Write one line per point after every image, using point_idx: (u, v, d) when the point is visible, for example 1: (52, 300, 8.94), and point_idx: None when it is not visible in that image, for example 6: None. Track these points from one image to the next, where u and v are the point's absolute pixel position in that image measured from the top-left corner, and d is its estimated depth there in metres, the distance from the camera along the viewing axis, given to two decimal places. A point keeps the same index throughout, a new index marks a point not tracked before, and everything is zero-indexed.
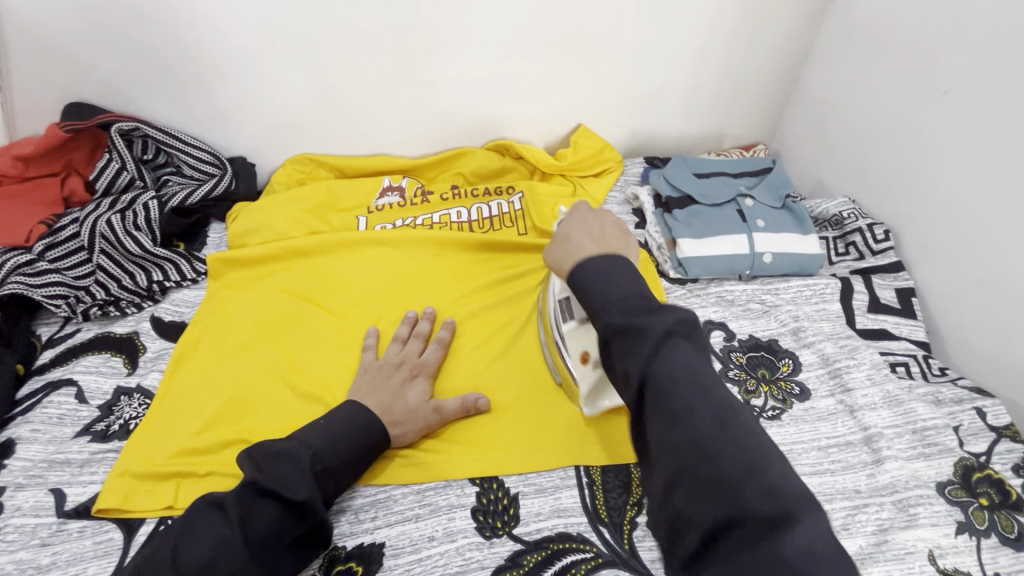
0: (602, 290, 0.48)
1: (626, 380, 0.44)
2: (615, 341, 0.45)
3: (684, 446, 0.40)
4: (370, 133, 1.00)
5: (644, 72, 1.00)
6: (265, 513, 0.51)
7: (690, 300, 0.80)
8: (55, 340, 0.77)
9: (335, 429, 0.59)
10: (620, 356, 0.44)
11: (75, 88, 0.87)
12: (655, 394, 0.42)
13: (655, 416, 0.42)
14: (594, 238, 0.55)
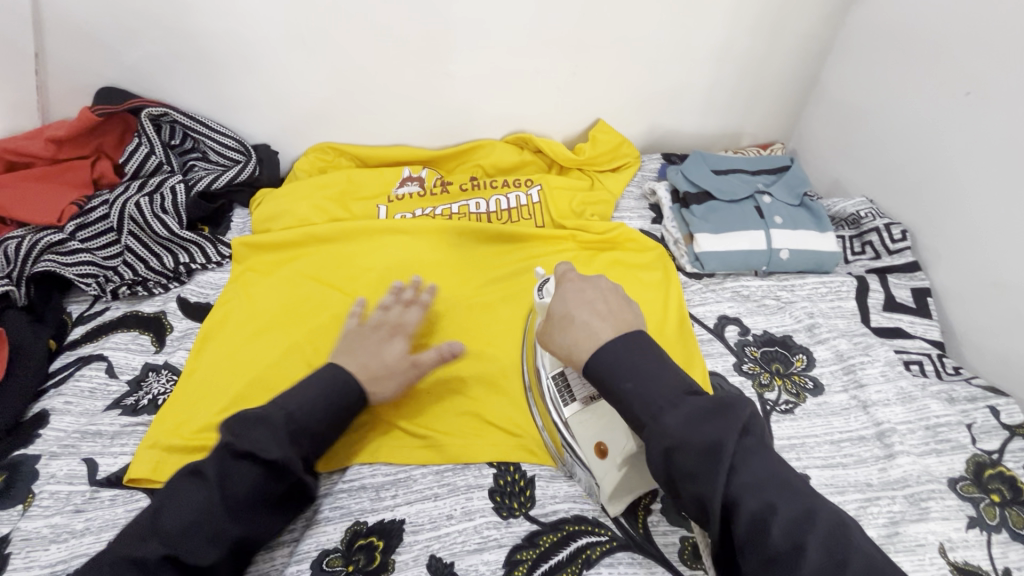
0: (643, 402, 0.49)
1: (701, 507, 0.45)
2: (681, 467, 0.46)
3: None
4: (391, 123, 1.01)
5: (663, 68, 1.01)
6: (244, 476, 0.53)
7: (705, 294, 0.82)
8: (85, 317, 0.80)
9: (311, 395, 0.60)
10: (688, 481, 0.46)
11: (107, 73, 0.89)
12: (745, 521, 0.43)
13: (751, 550, 0.43)
14: (603, 317, 0.56)
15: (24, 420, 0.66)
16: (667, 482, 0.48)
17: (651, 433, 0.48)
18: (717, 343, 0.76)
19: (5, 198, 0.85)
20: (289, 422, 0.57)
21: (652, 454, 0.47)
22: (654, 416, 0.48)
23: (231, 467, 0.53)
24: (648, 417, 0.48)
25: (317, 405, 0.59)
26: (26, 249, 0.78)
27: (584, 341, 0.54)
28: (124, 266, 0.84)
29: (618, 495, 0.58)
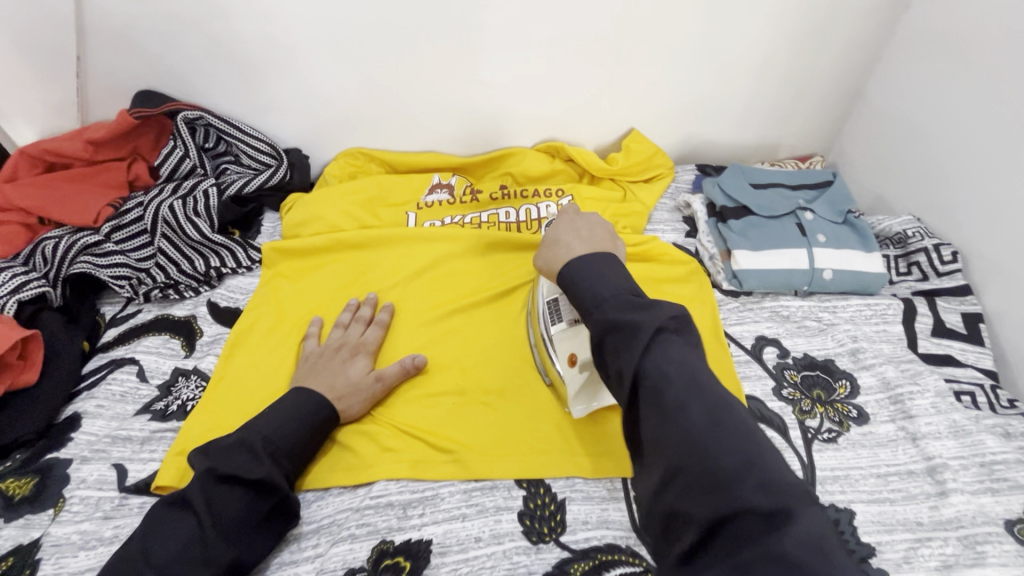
0: (593, 289, 0.52)
1: (619, 379, 0.47)
2: (607, 336, 0.48)
3: (677, 433, 0.42)
4: (422, 129, 1.00)
5: (701, 78, 0.98)
6: (232, 499, 0.54)
7: (742, 313, 0.80)
8: (117, 319, 0.80)
9: (285, 416, 0.61)
10: (612, 351, 0.47)
11: (146, 77, 0.90)
12: (648, 386, 0.44)
13: (652, 411, 0.44)
14: (582, 242, 0.61)
15: (56, 422, 0.67)
16: (593, 341, 0.49)
17: (589, 314, 0.50)
18: (754, 365, 0.74)
19: (43, 198, 0.86)
20: (265, 442, 0.58)
21: (590, 346, 0.50)
22: (598, 302, 0.51)
23: (217, 490, 0.54)
24: (594, 300, 0.51)
25: (288, 424, 0.61)
26: (62, 251, 0.79)
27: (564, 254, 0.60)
28: (157, 268, 0.84)
29: (580, 397, 0.65)
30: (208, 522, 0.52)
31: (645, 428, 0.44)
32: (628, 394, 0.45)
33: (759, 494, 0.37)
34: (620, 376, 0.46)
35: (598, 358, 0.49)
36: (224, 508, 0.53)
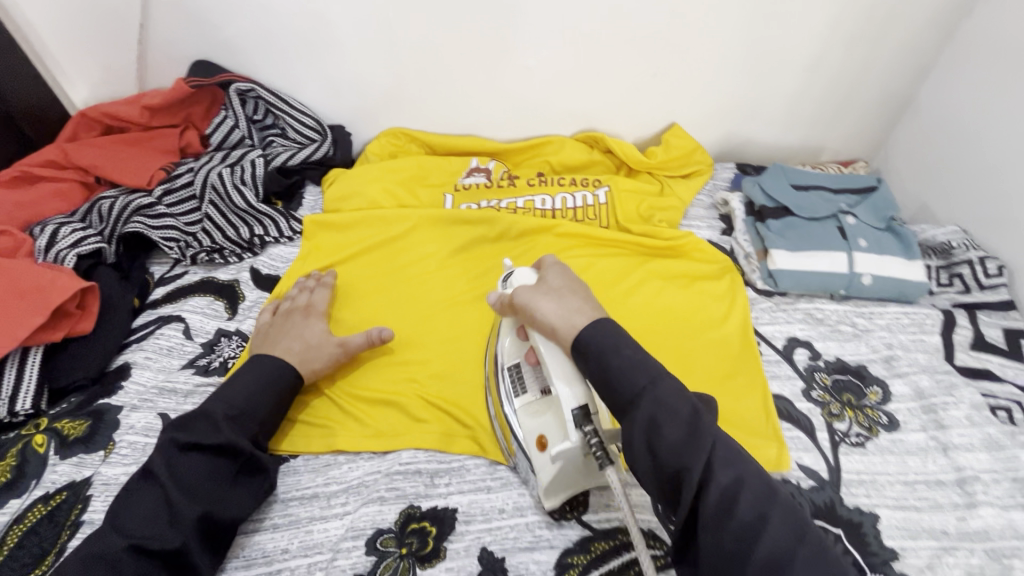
0: (628, 376, 0.51)
1: (677, 478, 0.46)
2: (661, 429, 0.48)
3: (763, 553, 0.43)
4: (464, 112, 1.01)
5: (748, 76, 0.97)
6: (199, 464, 0.55)
7: (775, 314, 0.79)
8: (165, 279, 0.84)
9: (248, 382, 0.62)
10: (667, 449, 0.47)
11: (203, 46, 0.93)
12: (715, 495, 0.45)
13: (722, 535, 0.44)
14: (574, 303, 0.59)
15: (108, 370, 0.70)
16: (644, 452, 0.48)
17: (636, 413, 0.49)
18: (784, 365, 0.74)
19: (101, 159, 0.90)
20: (225, 409, 0.59)
21: (637, 425, 0.49)
22: (651, 388, 0.50)
23: (179, 457, 0.55)
24: (645, 383, 0.50)
25: (257, 392, 0.62)
26: (118, 210, 0.83)
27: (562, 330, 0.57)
28: (203, 232, 0.88)
29: (556, 488, 0.57)
30: (176, 489, 0.53)
31: (704, 543, 0.45)
32: (690, 507, 0.46)
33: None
34: (681, 474, 0.46)
35: (648, 461, 0.48)
36: (191, 476, 0.54)
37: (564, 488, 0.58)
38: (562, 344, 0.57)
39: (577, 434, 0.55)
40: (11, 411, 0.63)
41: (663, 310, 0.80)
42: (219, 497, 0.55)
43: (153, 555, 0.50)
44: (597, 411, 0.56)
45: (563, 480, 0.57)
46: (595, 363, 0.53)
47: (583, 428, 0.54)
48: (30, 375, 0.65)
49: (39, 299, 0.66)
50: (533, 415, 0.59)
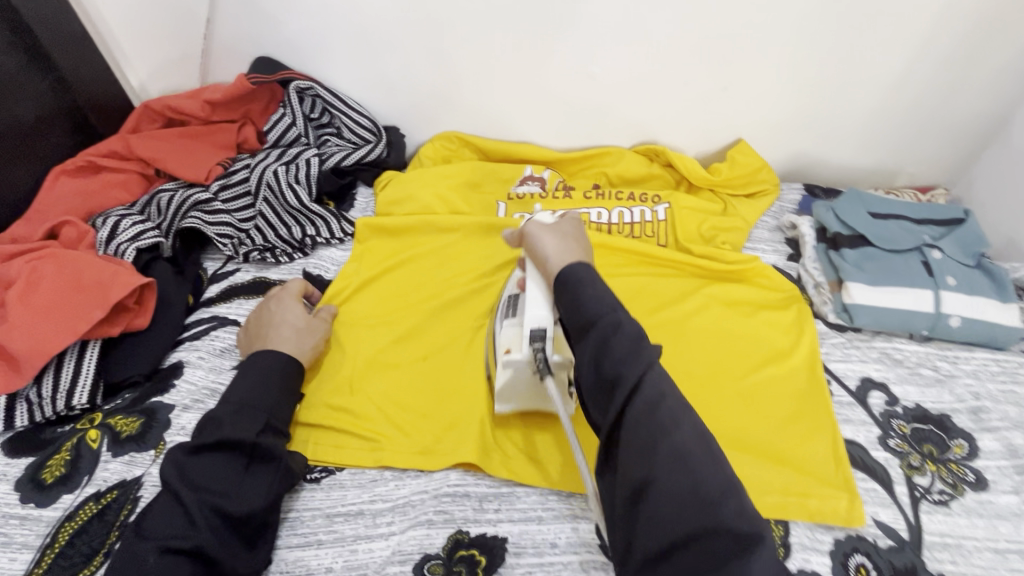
0: (593, 303, 0.52)
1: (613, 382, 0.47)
2: (611, 346, 0.49)
3: (668, 446, 0.43)
4: (521, 119, 0.99)
5: (826, 93, 0.92)
6: (208, 464, 0.53)
7: (848, 350, 0.74)
8: (218, 276, 0.84)
9: (252, 376, 0.60)
10: (611, 360, 0.48)
11: (268, 43, 0.92)
12: (641, 404, 0.45)
13: (638, 432, 0.44)
14: (572, 248, 0.60)
15: (161, 367, 0.70)
16: (589, 362, 0.49)
17: (596, 332, 0.50)
18: (858, 408, 0.69)
19: (161, 151, 0.90)
20: (226, 407, 0.57)
21: (588, 338, 0.50)
22: (613, 318, 0.50)
23: (188, 463, 0.53)
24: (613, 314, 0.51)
25: (262, 390, 0.60)
26: (176, 203, 0.84)
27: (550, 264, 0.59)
28: (256, 230, 0.87)
29: (506, 395, 0.64)
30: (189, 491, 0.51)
31: (624, 444, 0.45)
32: (619, 407, 0.46)
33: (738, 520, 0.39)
34: (610, 360, 0.48)
35: (592, 373, 0.49)
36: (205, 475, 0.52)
37: (517, 393, 0.64)
38: (547, 274, 0.60)
39: (528, 350, 0.60)
40: (68, 405, 0.63)
41: (724, 340, 0.76)
42: (237, 491, 0.53)
43: (178, 557, 0.48)
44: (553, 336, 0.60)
45: (517, 386, 0.63)
46: (570, 298, 0.54)
47: (533, 343, 0.59)
48: (86, 370, 0.65)
49: (100, 292, 0.66)
50: (508, 330, 0.64)
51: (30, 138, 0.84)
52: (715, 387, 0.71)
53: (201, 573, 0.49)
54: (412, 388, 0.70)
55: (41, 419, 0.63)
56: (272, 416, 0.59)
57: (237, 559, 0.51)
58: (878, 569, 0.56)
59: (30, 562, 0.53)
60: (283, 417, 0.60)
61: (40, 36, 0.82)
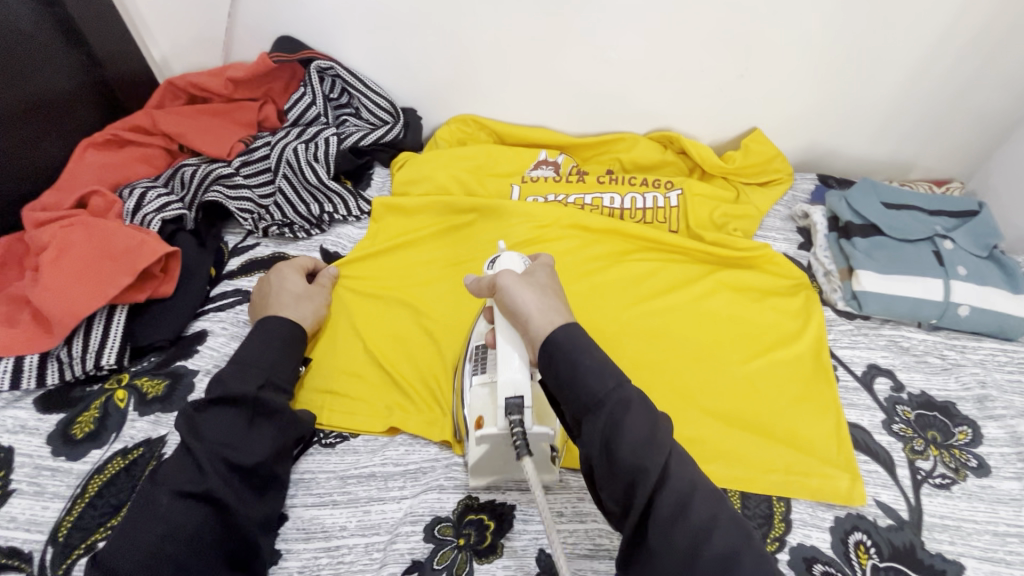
0: (591, 384, 0.48)
1: (631, 487, 0.45)
2: (623, 428, 0.46)
3: (705, 534, 0.43)
4: (537, 103, 1.00)
5: (843, 84, 0.92)
6: (215, 419, 0.55)
7: (855, 337, 0.75)
8: (238, 249, 0.86)
9: (257, 342, 0.62)
10: (627, 448, 0.46)
11: (290, 23, 0.94)
12: (668, 501, 0.44)
13: (671, 546, 0.43)
14: (553, 302, 0.56)
15: (184, 334, 0.73)
16: (602, 448, 0.46)
17: (602, 416, 0.47)
18: (863, 393, 0.70)
19: (185, 127, 0.92)
20: (232, 367, 0.59)
21: (590, 445, 0.47)
22: (620, 397, 0.48)
23: (197, 419, 0.55)
24: (617, 389, 0.48)
25: (281, 358, 0.63)
26: (200, 177, 0.86)
27: (531, 326, 0.53)
28: (275, 206, 0.89)
29: (482, 470, 0.59)
30: (198, 442, 0.53)
31: (656, 538, 0.44)
32: (639, 515, 0.45)
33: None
34: (621, 463, 0.46)
35: (605, 469, 0.47)
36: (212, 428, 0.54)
37: (494, 468, 0.59)
38: (526, 337, 0.55)
39: (504, 424, 0.54)
40: (97, 364, 0.66)
41: (727, 322, 0.77)
42: (244, 442, 0.55)
43: (191, 501, 0.51)
44: (531, 404, 0.54)
45: (494, 461, 0.58)
46: (561, 368, 0.49)
47: (509, 415, 0.54)
48: (115, 335, 0.67)
49: (128, 259, 0.68)
50: (481, 393, 0.59)
51: (59, 110, 0.87)
52: (715, 367, 0.72)
53: (213, 516, 0.51)
54: (419, 359, 0.72)
55: (71, 378, 0.66)
56: (273, 375, 0.60)
57: (247, 504, 0.54)
58: (877, 547, 0.57)
59: (63, 510, 0.56)
60: (283, 374, 0.62)
61: (71, 11, 0.85)
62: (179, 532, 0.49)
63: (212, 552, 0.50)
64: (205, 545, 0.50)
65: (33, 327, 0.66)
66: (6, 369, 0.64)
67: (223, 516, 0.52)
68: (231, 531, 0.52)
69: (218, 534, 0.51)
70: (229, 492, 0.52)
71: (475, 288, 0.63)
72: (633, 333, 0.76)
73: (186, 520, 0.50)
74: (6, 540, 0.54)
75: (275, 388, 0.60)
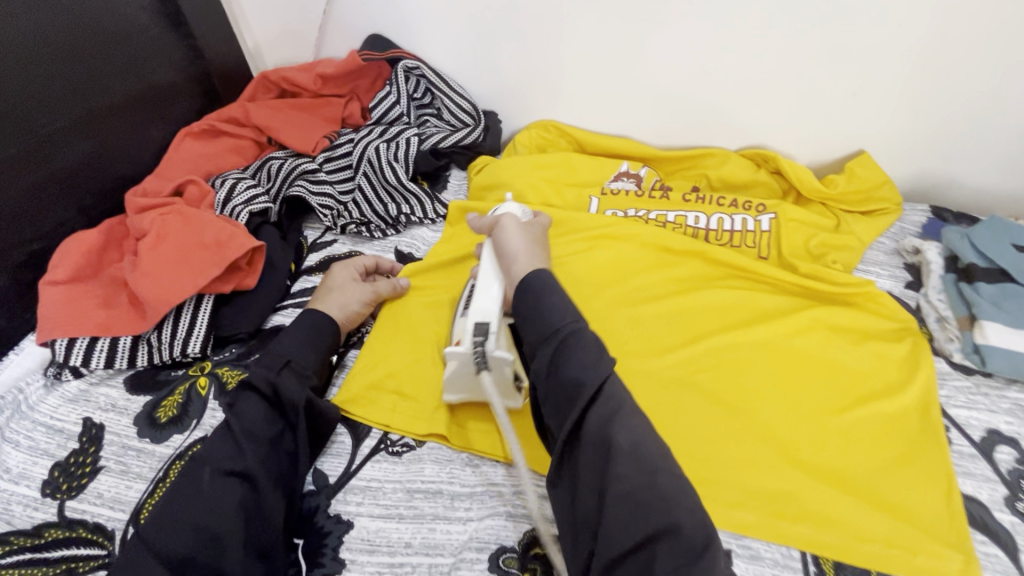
0: (551, 317, 0.54)
1: (578, 390, 0.49)
2: (566, 349, 0.51)
3: (632, 453, 0.47)
4: (622, 113, 0.96)
5: (973, 106, 0.82)
6: (249, 404, 0.58)
7: (974, 397, 0.67)
8: (317, 245, 0.87)
9: (295, 334, 0.65)
10: (572, 367, 0.50)
11: (383, 21, 0.96)
12: (599, 416, 0.48)
13: (595, 445, 0.48)
14: (536, 251, 0.64)
15: (263, 327, 0.74)
16: (546, 365, 0.52)
17: (554, 341, 0.52)
18: (981, 462, 0.62)
19: (275, 121, 0.95)
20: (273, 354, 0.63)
21: (542, 357, 0.52)
22: (573, 329, 0.53)
23: (238, 401, 0.59)
24: (571, 323, 0.53)
25: (301, 347, 0.64)
26: (285, 171, 0.89)
27: (513, 267, 0.61)
28: (354, 203, 0.90)
29: (454, 385, 0.64)
30: (234, 421, 0.57)
31: (584, 446, 0.48)
32: (574, 424, 0.49)
33: (691, 520, 0.43)
34: (578, 387, 0.49)
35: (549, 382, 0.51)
36: (245, 409, 0.58)
37: (461, 384, 0.64)
38: (507, 275, 0.63)
39: (469, 342, 0.61)
40: (183, 351, 0.68)
41: (825, 366, 0.71)
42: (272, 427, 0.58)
43: (228, 478, 0.53)
44: (497, 330, 0.61)
45: (461, 379, 0.64)
46: (523, 302, 0.56)
47: (475, 337, 0.61)
48: (200, 323, 0.69)
49: (219, 251, 0.70)
50: (459, 322, 0.65)
51: (163, 100, 0.91)
52: (810, 417, 0.66)
53: (248, 497, 0.53)
54: None
55: (158, 362, 0.68)
56: (294, 356, 0.63)
57: (278, 488, 0.55)
58: None
59: (144, 492, 0.58)
60: (306, 362, 0.64)
61: (181, 5, 0.89)
62: (219, 509, 0.51)
63: (247, 533, 0.51)
64: (242, 523, 0.51)
65: (129, 310, 0.69)
66: (102, 349, 0.67)
67: (258, 497, 0.53)
68: (260, 517, 0.53)
69: (251, 515, 0.52)
70: (262, 473, 0.54)
71: (478, 225, 0.71)
72: (713, 367, 0.71)
73: (225, 497, 0.52)
74: (93, 516, 0.56)
75: (298, 373, 0.62)
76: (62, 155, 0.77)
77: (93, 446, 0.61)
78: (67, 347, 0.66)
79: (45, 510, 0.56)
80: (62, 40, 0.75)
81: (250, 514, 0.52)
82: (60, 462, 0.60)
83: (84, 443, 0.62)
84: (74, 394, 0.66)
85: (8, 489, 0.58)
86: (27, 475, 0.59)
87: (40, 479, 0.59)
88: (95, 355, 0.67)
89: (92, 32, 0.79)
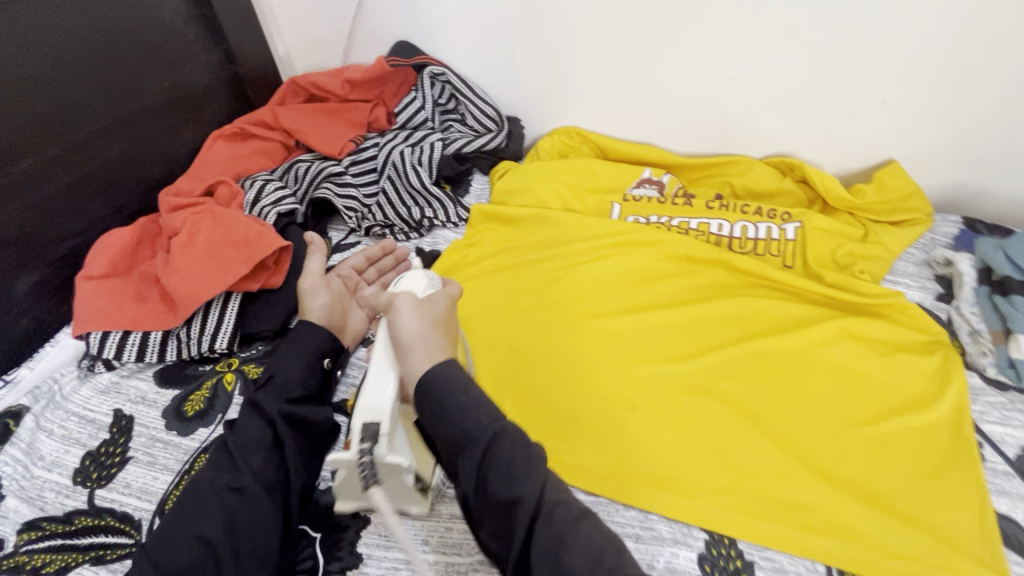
0: (466, 419, 0.46)
1: (513, 507, 0.43)
2: (493, 457, 0.45)
3: (587, 558, 0.41)
4: (645, 120, 0.96)
5: (1011, 116, 0.80)
6: (247, 420, 0.57)
7: (1010, 413, 0.66)
8: (341, 246, 0.89)
9: (290, 351, 0.63)
10: (499, 479, 0.44)
11: (411, 27, 0.98)
12: (544, 529, 0.43)
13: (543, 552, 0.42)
14: (440, 332, 0.53)
15: (288, 327, 0.75)
16: (473, 482, 0.45)
17: (474, 450, 0.45)
18: (1016, 480, 0.61)
19: (302, 124, 0.96)
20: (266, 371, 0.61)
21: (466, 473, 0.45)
22: (496, 433, 0.46)
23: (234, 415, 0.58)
24: (492, 425, 0.46)
25: (291, 359, 0.62)
26: (312, 173, 0.91)
27: (412, 358, 0.50)
28: (378, 206, 0.91)
29: (343, 495, 0.56)
30: (230, 439, 0.56)
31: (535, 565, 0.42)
32: (521, 537, 0.43)
33: None
34: (515, 501, 0.43)
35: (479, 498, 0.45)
36: (239, 425, 0.57)
37: (355, 493, 0.56)
38: (403, 366, 0.52)
39: (354, 449, 0.50)
40: (211, 347, 0.70)
41: (853, 377, 0.69)
42: (264, 436, 0.56)
43: (224, 493, 0.52)
44: (388, 432, 0.51)
45: (349, 488, 0.55)
46: (434, 407, 0.47)
47: (361, 442, 0.50)
48: (227, 321, 0.71)
49: (247, 250, 0.72)
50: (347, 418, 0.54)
51: (197, 102, 0.94)
52: (837, 429, 0.65)
53: (245, 509, 0.52)
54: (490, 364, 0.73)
55: (187, 357, 0.70)
56: (278, 372, 0.61)
57: (272, 496, 0.54)
58: None
59: (171, 483, 0.59)
60: (293, 372, 0.61)
61: (217, 12, 0.92)
62: (216, 519, 0.51)
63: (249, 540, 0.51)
64: (241, 533, 0.51)
65: (159, 305, 0.71)
66: (133, 342, 0.69)
67: (254, 509, 0.52)
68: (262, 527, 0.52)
69: (245, 522, 0.52)
70: (255, 484, 0.53)
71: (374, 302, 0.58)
72: (736, 376, 0.70)
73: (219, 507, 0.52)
74: (121, 505, 0.57)
75: (279, 387, 0.59)
76: (99, 155, 0.80)
77: (122, 437, 0.63)
78: (100, 339, 0.68)
79: (76, 498, 0.58)
80: (104, 44, 0.78)
81: (244, 523, 0.52)
82: (91, 451, 0.62)
83: (115, 433, 0.63)
84: (106, 385, 0.68)
85: (41, 476, 0.60)
86: (59, 462, 0.61)
87: (71, 467, 0.60)
88: (127, 348, 0.69)
89: (132, 37, 0.82)
